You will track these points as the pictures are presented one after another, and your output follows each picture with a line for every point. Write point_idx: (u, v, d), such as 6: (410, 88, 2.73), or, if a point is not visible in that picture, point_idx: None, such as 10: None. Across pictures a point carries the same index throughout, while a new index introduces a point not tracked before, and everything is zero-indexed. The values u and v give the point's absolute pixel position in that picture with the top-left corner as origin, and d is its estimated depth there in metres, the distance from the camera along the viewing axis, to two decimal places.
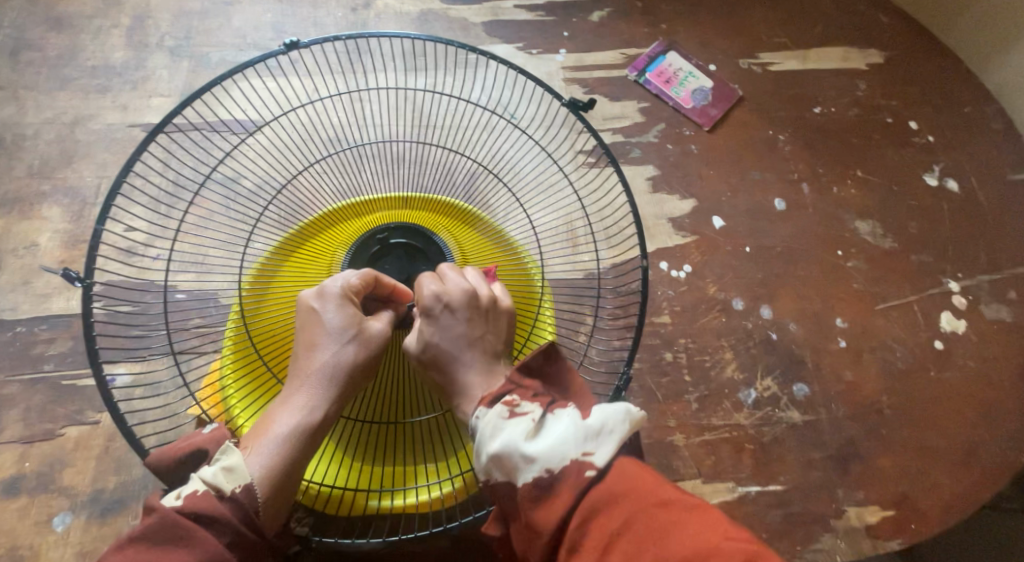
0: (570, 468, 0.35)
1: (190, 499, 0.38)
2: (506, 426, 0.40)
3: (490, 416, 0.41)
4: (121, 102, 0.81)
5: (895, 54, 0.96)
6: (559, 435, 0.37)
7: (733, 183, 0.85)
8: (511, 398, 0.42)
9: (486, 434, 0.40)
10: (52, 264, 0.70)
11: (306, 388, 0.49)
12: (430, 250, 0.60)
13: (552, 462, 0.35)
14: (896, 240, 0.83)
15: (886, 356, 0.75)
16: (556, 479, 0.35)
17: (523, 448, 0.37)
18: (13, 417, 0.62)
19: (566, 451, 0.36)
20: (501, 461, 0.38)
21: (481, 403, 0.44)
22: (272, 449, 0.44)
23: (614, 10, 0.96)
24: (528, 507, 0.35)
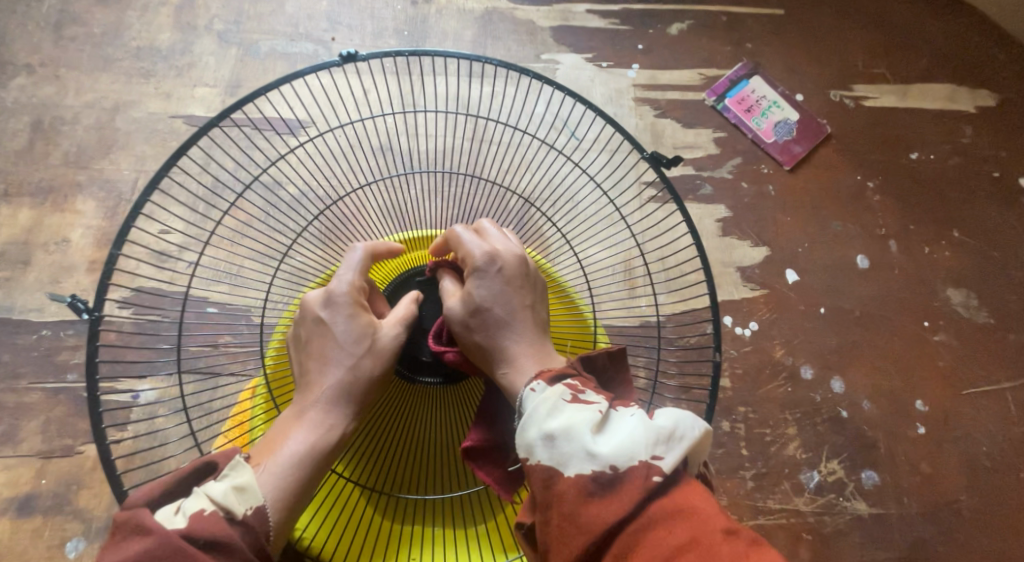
0: (637, 470, 0.28)
1: (196, 519, 0.31)
2: (566, 409, 0.32)
3: (549, 394, 0.34)
4: (164, 89, 0.76)
5: (1008, 98, 0.86)
6: (628, 435, 0.30)
7: (812, 233, 0.77)
8: (574, 383, 0.35)
9: (540, 411, 0.32)
10: (83, 264, 0.67)
11: (316, 400, 0.43)
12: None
13: (620, 461, 0.28)
14: (991, 315, 0.74)
15: (968, 450, 0.68)
16: (617, 481, 0.28)
17: (588, 437, 0.30)
18: (32, 429, 0.59)
19: (636, 452, 0.29)
20: (557, 442, 0.30)
21: (537, 377, 0.36)
22: (283, 470, 0.38)
23: (695, 23, 0.87)
24: (576, 504, 0.28)
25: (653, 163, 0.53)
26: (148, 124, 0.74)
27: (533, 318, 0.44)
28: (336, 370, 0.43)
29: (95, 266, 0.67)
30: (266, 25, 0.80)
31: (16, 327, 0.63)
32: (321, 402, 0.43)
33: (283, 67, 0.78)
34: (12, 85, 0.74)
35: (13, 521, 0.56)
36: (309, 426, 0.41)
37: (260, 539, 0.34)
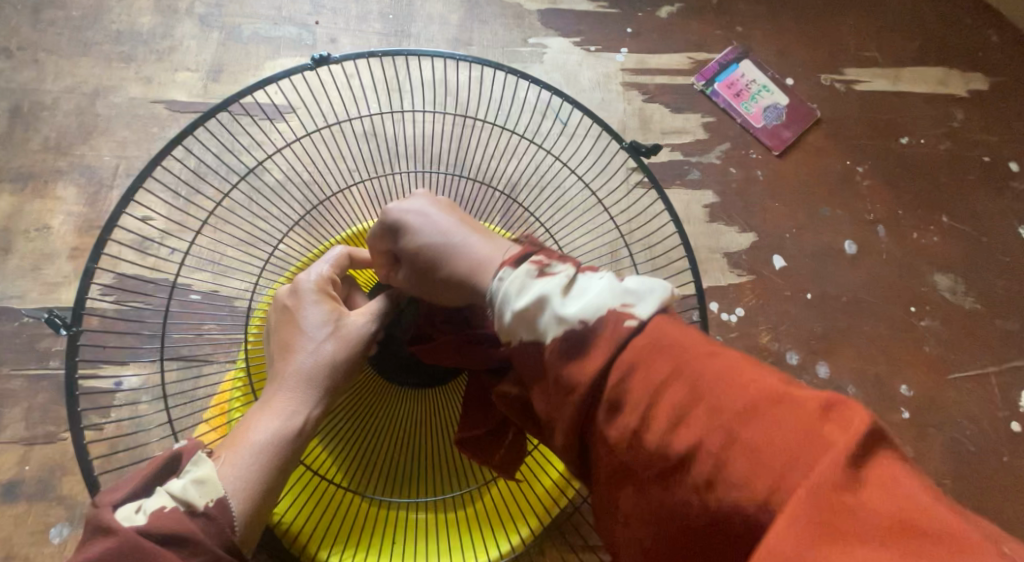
0: (608, 317, 0.27)
1: (156, 517, 0.33)
2: (533, 284, 0.31)
3: (516, 275, 0.31)
4: (145, 74, 0.75)
5: (1001, 82, 0.84)
6: (596, 294, 0.28)
7: (800, 219, 0.76)
8: (540, 256, 0.32)
9: (510, 293, 0.31)
10: (63, 250, 0.66)
11: (285, 390, 0.43)
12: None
13: (590, 315, 0.27)
14: (979, 301, 0.74)
15: (952, 435, 0.68)
16: (595, 326, 0.27)
17: (558, 306, 0.29)
18: (15, 415, 0.60)
19: (610, 306, 0.28)
20: (529, 317, 0.29)
21: (504, 263, 0.34)
22: (247, 462, 0.39)
23: (685, 6, 0.85)
24: (558, 360, 0.27)
25: (633, 154, 0.55)
26: (129, 109, 0.73)
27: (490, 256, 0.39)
28: (302, 362, 0.43)
29: (76, 252, 0.66)
30: (248, 7, 0.79)
31: None
32: (287, 393, 0.43)
33: (266, 51, 0.77)
34: None
35: None
36: (274, 415, 0.41)
37: (222, 529, 0.35)
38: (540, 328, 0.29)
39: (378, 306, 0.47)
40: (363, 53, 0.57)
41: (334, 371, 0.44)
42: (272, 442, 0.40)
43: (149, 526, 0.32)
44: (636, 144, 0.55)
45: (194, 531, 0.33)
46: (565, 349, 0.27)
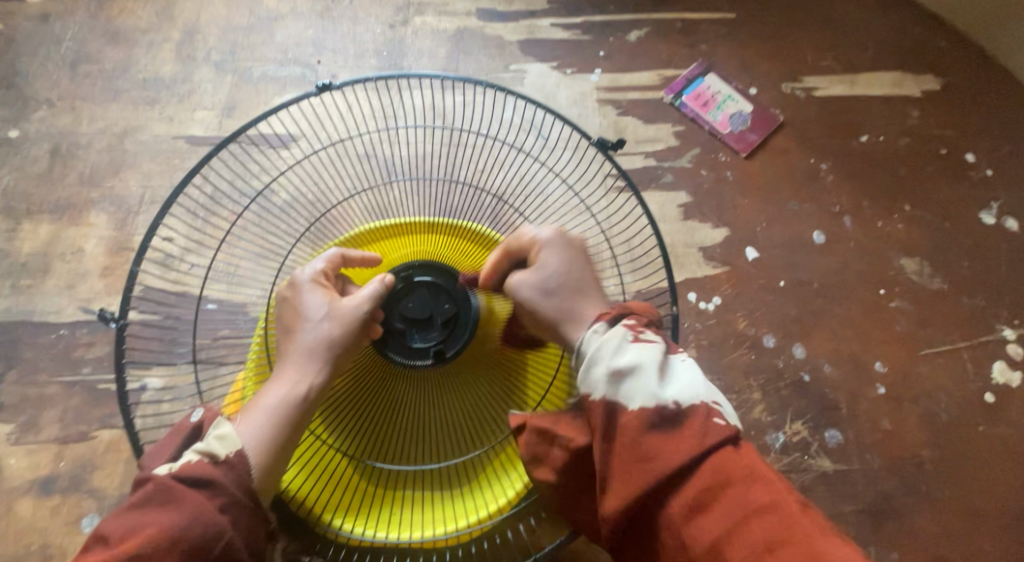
0: (635, 423, 0.36)
1: (183, 466, 0.38)
2: (573, 379, 0.40)
3: (558, 369, 0.40)
4: (168, 114, 0.84)
5: (953, 81, 0.90)
6: (621, 399, 0.37)
7: (770, 213, 0.82)
8: (578, 354, 0.41)
9: (555, 385, 0.40)
10: (95, 270, 0.73)
11: (292, 364, 0.48)
12: (458, 288, 0.59)
13: (620, 419, 0.36)
14: (946, 281, 0.78)
15: (928, 407, 0.72)
16: (680, 416, 0.35)
17: (651, 379, 0.37)
18: (51, 417, 0.66)
19: (699, 397, 0.36)
20: (622, 375, 0.38)
21: (598, 320, 0.43)
22: (259, 422, 0.44)
23: (652, 30, 0.93)
24: (608, 463, 0.36)
25: (600, 149, 0.61)
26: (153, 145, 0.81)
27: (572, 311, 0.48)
28: (308, 342, 0.48)
29: (106, 271, 0.73)
30: (257, 52, 0.88)
31: (36, 328, 0.70)
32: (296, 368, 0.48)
33: (274, 89, 0.86)
34: (33, 118, 0.82)
35: (33, 500, 0.62)
36: (282, 384, 0.47)
37: (240, 473, 0.40)
38: (577, 416, 0.38)
39: (373, 291, 0.52)
40: (358, 79, 0.64)
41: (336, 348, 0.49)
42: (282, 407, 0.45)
43: (177, 472, 0.38)
44: (602, 139, 0.61)
45: (217, 476, 0.38)
46: (645, 428, 0.35)
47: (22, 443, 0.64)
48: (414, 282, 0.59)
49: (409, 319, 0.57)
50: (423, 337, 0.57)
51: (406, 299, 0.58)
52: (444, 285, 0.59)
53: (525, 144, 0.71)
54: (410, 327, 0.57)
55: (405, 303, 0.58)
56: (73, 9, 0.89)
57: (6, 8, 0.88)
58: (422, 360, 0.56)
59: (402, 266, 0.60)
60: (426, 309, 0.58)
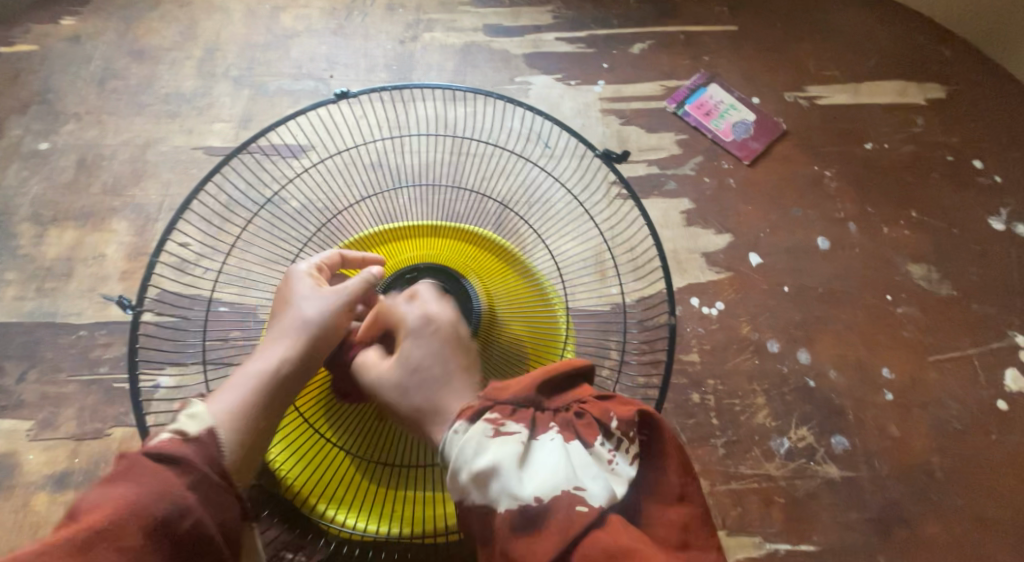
0: (561, 500, 0.31)
1: (155, 443, 0.36)
2: (490, 444, 0.35)
3: (473, 432, 0.36)
4: (188, 126, 0.87)
5: (958, 89, 0.90)
6: (549, 469, 0.33)
7: (773, 220, 0.82)
8: (494, 415, 0.37)
9: (468, 452, 0.35)
10: (115, 273, 0.76)
11: (276, 349, 0.47)
12: (459, 291, 0.61)
13: (544, 494, 0.31)
14: (954, 287, 0.77)
15: (939, 414, 0.70)
16: (544, 511, 0.31)
17: (511, 477, 0.33)
18: (68, 414, 0.68)
19: (560, 485, 0.32)
20: (486, 478, 0.33)
21: (460, 416, 0.38)
22: (239, 398, 0.42)
23: (655, 43, 0.95)
24: (506, 536, 0.31)
25: (605, 160, 0.62)
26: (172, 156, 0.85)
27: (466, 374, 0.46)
28: (294, 321, 0.48)
29: (125, 275, 0.76)
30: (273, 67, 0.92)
31: (58, 328, 0.73)
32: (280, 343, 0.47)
33: (288, 102, 0.90)
34: (62, 131, 0.86)
35: (47, 495, 0.64)
36: (263, 366, 0.46)
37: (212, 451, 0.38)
38: (492, 494, 0.33)
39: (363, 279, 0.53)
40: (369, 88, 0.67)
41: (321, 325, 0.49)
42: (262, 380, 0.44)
43: (147, 447, 0.35)
44: (608, 151, 0.62)
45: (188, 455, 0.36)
46: (514, 529, 0.31)
47: (39, 439, 0.67)
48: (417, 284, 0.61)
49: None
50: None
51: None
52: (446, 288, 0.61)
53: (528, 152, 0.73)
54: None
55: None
56: (103, 30, 0.94)
57: (41, 30, 0.93)
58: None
59: (406, 268, 0.62)
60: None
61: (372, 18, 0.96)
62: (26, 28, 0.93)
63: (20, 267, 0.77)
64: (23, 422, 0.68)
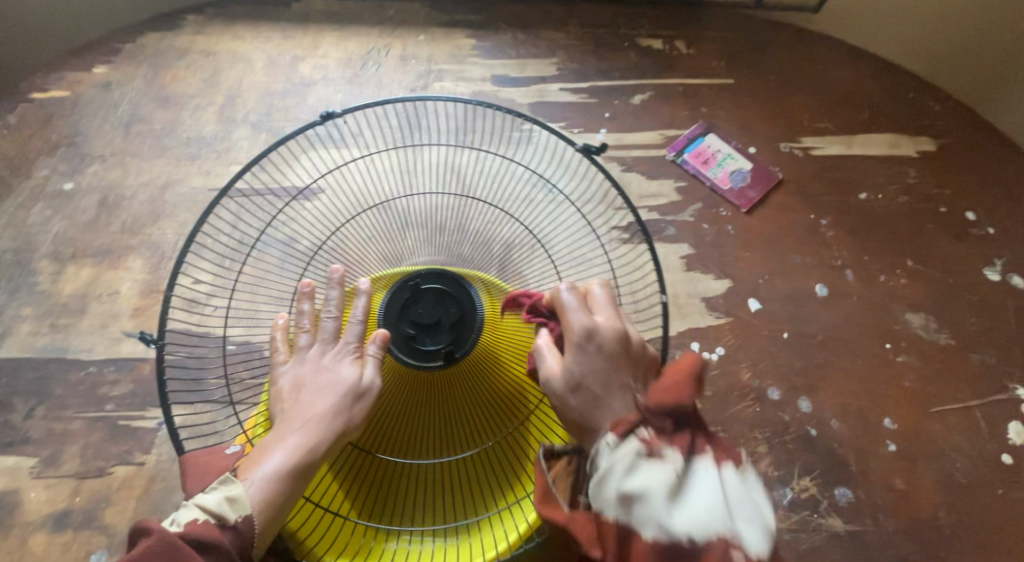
0: (717, 544, 0.37)
1: (190, 526, 0.43)
2: (641, 466, 0.39)
3: (624, 450, 0.40)
4: (206, 168, 0.91)
5: (949, 142, 0.93)
6: (700, 507, 0.38)
7: (772, 266, 0.83)
8: (647, 436, 0.41)
9: (614, 469, 0.40)
10: (127, 310, 0.78)
11: (297, 430, 0.49)
12: (461, 292, 0.62)
13: (696, 536, 0.37)
14: (952, 337, 0.78)
15: (943, 466, 0.69)
16: (696, 551, 0.37)
17: (665, 515, 0.38)
18: (72, 452, 0.68)
19: (716, 528, 0.37)
20: (633, 497, 0.39)
21: (613, 427, 0.42)
22: (264, 483, 0.46)
23: (655, 94, 0.99)
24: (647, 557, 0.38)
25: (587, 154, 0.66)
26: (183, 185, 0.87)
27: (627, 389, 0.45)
28: (305, 411, 0.51)
29: (137, 312, 0.78)
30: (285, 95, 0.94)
31: (69, 365, 0.74)
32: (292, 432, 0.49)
33: None
34: (87, 172, 0.90)
35: (46, 535, 0.63)
36: (284, 446, 0.48)
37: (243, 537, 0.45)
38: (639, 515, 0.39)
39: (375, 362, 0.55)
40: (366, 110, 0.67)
41: (332, 418, 0.51)
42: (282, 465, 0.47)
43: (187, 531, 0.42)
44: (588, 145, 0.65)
45: (221, 539, 0.43)
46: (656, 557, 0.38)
47: (42, 477, 0.67)
48: (422, 289, 0.62)
49: (419, 324, 0.61)
50: (432, 341, 0.60)
51: (415, 306, 0.61)
52: (451, 290, 0.62)
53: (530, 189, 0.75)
54: (420, 332, 0.61)
55: (413, 309, 0.61)
56: (131, 77, 0.99)
57: (74, 77, 0.98)
58: (434, 363, 0.60)
59: (408, 277, 0.63)
60: (433, 314, 0.61)
61: (385, 68, 1.01)
62: (59, 75, 0.98)
63: (36, 303, 0.79)
64: (27, 459, 0.68)
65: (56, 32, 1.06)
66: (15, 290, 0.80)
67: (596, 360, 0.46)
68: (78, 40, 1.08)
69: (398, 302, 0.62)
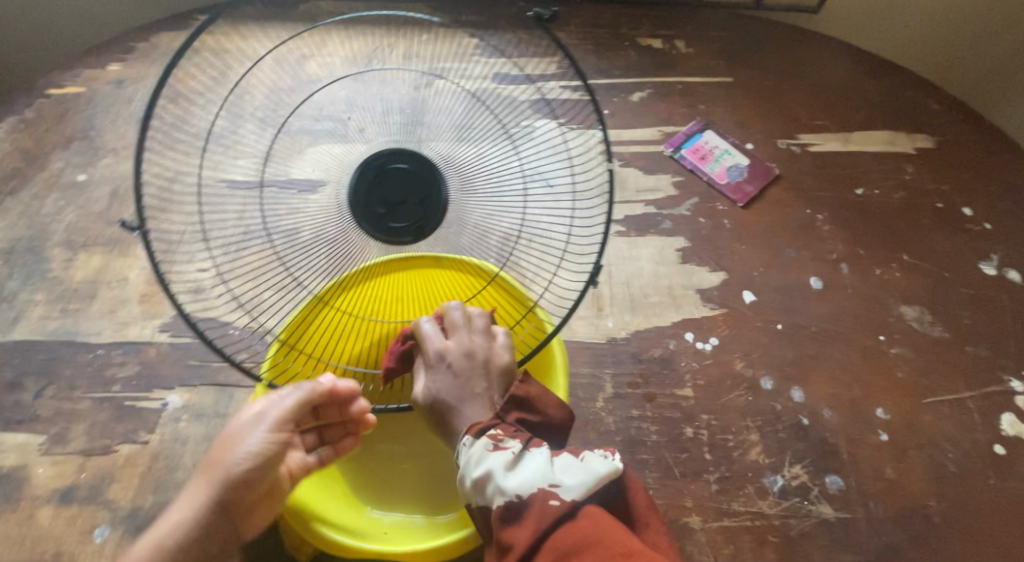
0: (537, 496, 0.42)
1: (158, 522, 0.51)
2: (485, 458, 0.45)
3: (475, 447, 0.47)
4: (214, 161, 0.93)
5: (947, 140, 0.93)
6: (531, 470, 0.44)
7: (767, 259, 0.84)
8: (494, 433, 0.47)
9: (469, 464, 0.46)
10: (135, 296, 0.81)
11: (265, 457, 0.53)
12: (428, 173, 0.64)
13: (525, 490, 0.42)
14: (947, 329, 0.78)
15: (934, 456, 0.70)
16: (524, 505, 0.42)
17: (501, 477, 0.44)
18: (79, 430, 0.70)
19: (539, 483, 0.43)
20: (479, 482, 0.44)
21: (468, 430, 0.49)
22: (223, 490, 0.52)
23: (653, 92, 1.01)
24: (500, 531, 0.42)
25: None
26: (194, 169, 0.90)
27: (488, 401, 0.52)
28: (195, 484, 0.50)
29: (144, 298, 0.81)
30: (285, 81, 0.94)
31: (78, 347, 0.76)
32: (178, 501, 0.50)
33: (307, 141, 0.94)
34: (100, 164, 0.93)
35: (51, 509, 0.65)
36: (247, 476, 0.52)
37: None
38: (489, 492, 0.44)
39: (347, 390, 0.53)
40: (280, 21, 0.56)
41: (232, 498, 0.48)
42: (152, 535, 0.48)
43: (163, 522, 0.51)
44: None
45: None
46: (501, 523, 0.42)
47: (50, 454, 0.69)
48: (386, 169, 0.63)
49: (388, 202, 0.63)
50: (397, 218, 0.63)
51: (382, 185, 0.63)
52: (415, 170, 0.64)
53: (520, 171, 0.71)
54: (391, 211, 0.63)
55: (380, 188, 0.63)
56: (143, 74, 1.02)
57: (89, 74, 1.01)
58: (404, 240, 0.64)
59: (373, 157, 0.64)
60: (399, 193, 0.63)
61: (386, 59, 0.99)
62: (75, 72, 1.01)
63: (48, 288, 0.81)
64: (37, 436, 0.70)
65: (73, 30, 1.10)
66: (28, 276, 0.82)
67: (447, 377, 0.53)
68: (95, 40, 1.12)
69: (365, 181, 0.63)
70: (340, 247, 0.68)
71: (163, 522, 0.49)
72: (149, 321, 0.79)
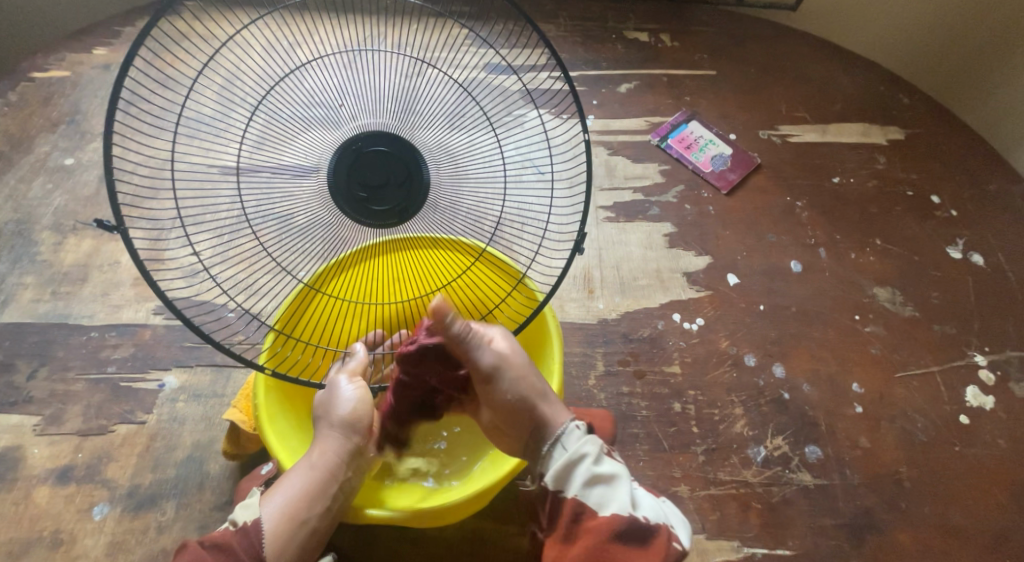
0: (661, 529, 0.52)
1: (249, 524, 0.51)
2: (607, 462, 0.54)
3: (596, 447, 0.55)
4: (203, 146, 0.92)
5: (917, 132, 0.98)
6: (650, 503, 0.54)
7: (749, 244, 0.88)
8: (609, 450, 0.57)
9: (596, 458, 0.54)
10: (128, 279, 0.81)
11: (326, 439, 0.56)
12: (406, 156, 0.62)
13: (650, 517, 0.52)
14: (917, 309, 0.83)
15: (906, 427, 0.74)
16: (648, 532, 0.51)
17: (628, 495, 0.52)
18: (75, 411, 0.70)
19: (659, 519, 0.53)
20: (601, 480, 0.53)
21: (577, 421, 0.57)
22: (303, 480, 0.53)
23: (640, 83, 1.04)
24: (615, 534, 0.50)
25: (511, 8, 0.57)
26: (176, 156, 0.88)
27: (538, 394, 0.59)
28: (305, 461, 0.55)
29: (137, 281, 0.81)
30: (271, 63, 0.89)
31: (71, 330, 0.76)
32: (305, 474, 0.53)
33: None
34: (88, 149, 0.92)
35: (49, 489, 0.65)
36: (309, 466, 0.54)
37: (251, 539, 0.50)
38: (606, 497, 0.52)
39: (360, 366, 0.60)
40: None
41: (327, 473, 0.54)
42: (287, 506, 0.52)
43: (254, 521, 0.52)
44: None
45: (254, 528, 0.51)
46: (614, 534, 0.50)
47: (46, 434, 0.69)
48: (365, 153, 0.61)
49: (370, 186, 0.61)
50: (381, 202, 0.62)
51: (362, 168, 0.61)
52: (395, 153, 0.62)
53: (508, 148, 0.73)
54: (374, 195, 0.62)
55: (361, 172, 0.61)
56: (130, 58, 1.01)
57: (75, 58, 1.00)
58: (388, 221, 0.63)
59: (351, 140, 0.61)
60: (380, 176, 0.61)
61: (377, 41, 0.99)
62: (60, 56, 1.00)
63: (38, 272, 0.81)
64: (31, 417, 0.70)
65: (54, 13, 1.08)
66: (17, 260, 0.81)
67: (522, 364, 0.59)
68: (78, 24, 1.11)
69: (344, 166, 0.61)
70: (333, 233, 0.66)
71: (287, 496, 0.52)
72: (143, 304, 0.79)
